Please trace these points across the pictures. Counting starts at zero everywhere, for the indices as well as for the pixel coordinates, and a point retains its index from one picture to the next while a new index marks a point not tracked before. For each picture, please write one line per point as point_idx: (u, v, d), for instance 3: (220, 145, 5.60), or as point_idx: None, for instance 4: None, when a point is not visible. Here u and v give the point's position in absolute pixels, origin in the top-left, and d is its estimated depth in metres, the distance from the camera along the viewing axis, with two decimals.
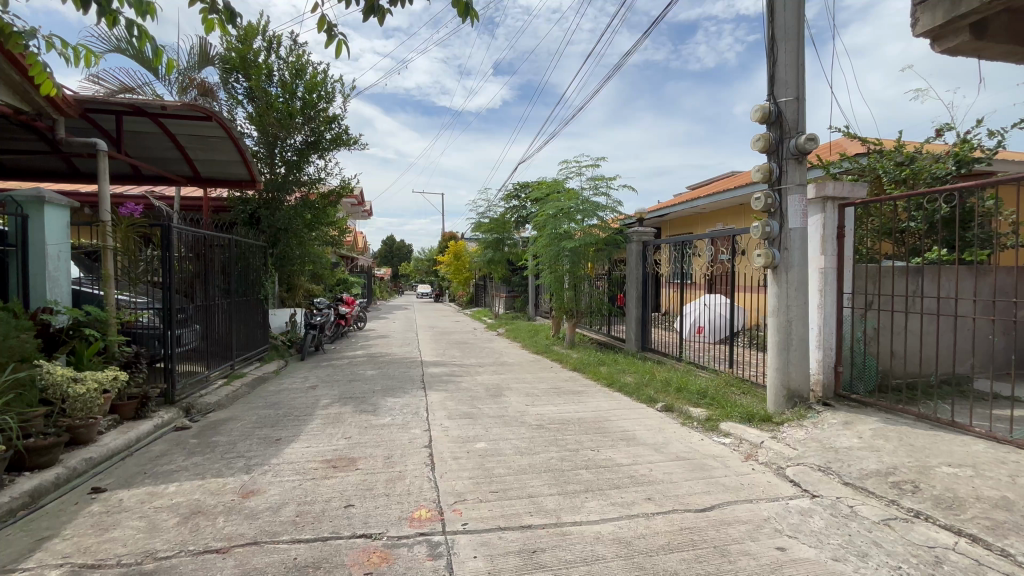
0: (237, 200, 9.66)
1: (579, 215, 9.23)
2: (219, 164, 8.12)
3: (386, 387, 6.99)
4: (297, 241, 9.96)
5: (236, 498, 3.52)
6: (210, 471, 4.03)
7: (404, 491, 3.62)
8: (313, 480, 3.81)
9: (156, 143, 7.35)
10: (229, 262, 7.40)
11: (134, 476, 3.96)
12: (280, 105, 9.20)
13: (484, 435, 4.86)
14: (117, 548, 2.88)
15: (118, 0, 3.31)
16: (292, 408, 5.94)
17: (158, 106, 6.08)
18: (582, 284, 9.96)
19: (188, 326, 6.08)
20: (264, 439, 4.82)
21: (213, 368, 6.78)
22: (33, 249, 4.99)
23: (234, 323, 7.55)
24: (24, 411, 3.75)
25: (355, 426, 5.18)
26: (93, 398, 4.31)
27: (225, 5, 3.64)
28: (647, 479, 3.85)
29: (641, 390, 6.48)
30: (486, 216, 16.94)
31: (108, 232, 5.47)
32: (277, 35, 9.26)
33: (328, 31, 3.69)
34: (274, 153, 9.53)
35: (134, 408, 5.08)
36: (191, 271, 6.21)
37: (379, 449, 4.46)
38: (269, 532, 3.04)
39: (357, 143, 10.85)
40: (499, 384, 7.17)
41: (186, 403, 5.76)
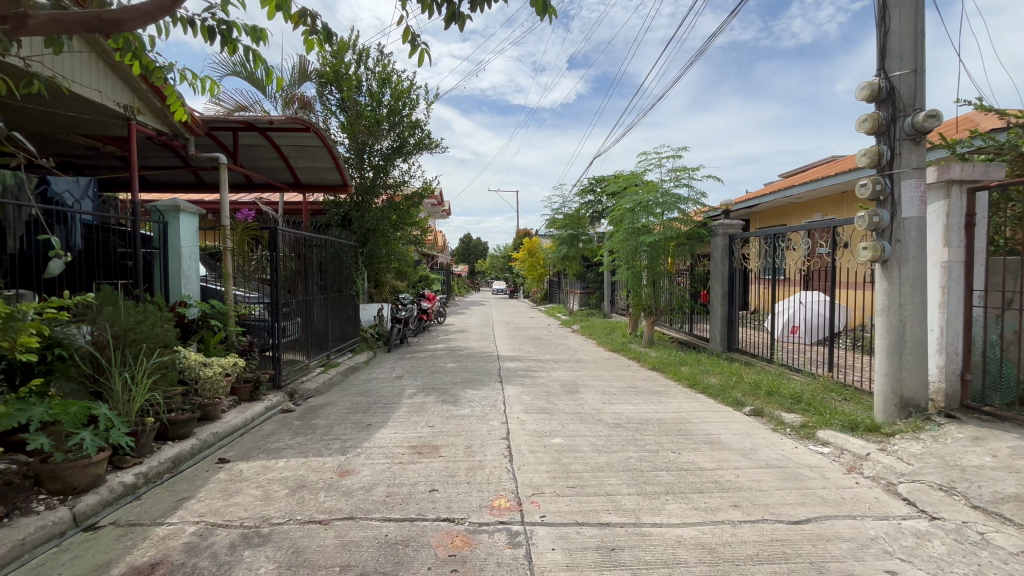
0: (331, 203, 10.46)
1: (658, 208, 8.92)
2: (316, 171, 8.87)
3: (466, 379, 7.28)
4: (384, 240, 10.66)
5: (334, 476, 3.87)
6: (312, 450, 4.46)
7: (484, 479, 3.76)
8: (401, 464, 4.08)
9: (265, 155, 8.18)
10: (326, 261, 8.08)
11: (251, 450, 4.50)
12: (369, 113, 9.85)
13: (561, 431, 4.90)
14: (240, 511, 3.30)
15: (237, 29, 3.76)
16: (381, 396, 6.39)
17: (267, 121, 6.79)
18: (661, 281, 9.65)
19: (291, 319, 6.74)
20: (357, 424, 5.23)
21: (312, 357, 7.47)
22: (172, 251, 5.83)
23: (330, 316, 8.24)
24: (168, 389, 4.44)
25: (438, 416, 5.45)
26: (218, 380, 4.98)
27: (324, 25, 4.00)
28: (734, 485, 3.66)
29: (727, 392, 6.14)
30: (561, 212, 16.83)
31: (227, 235, 6.23)
32: (366, 48, 9.90)
33: (412, 41, 3.91)
34: (363, 159, 10.22)
35: (249, 390, 5.75)
36: (293, 269, 6.87)
37: (460, 439, 4.66)
38: (364, 509, 3.31)
39: (438, 146, 11.36)
40: (575, 381, 7.16)
41: (291, 388, 6.41)
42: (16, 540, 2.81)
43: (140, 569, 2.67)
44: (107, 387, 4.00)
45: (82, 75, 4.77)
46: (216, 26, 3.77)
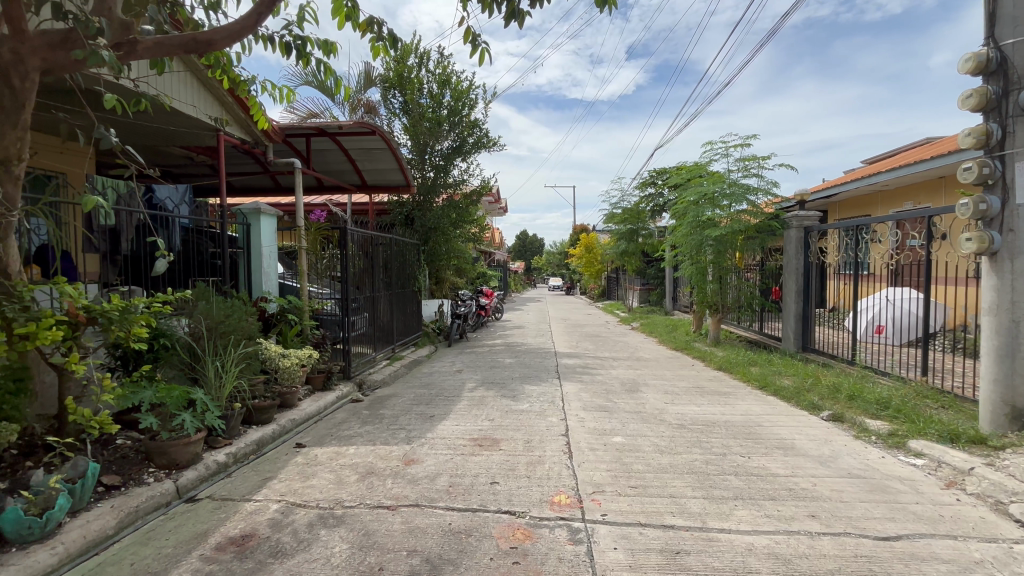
0: (395, 203, 10.86)
1: (725, 200, 8.49)
2: (381, 172, 9.27)
3: (525, 375, 7.33)
4: (445, 238, 10.96)
5: (400, 464, 4.05)
6: (379, 438, 4.69)
7: (544, 475, 3.78)
8: (463, 455, 4.19)
9: (335, 159, 8.65)
10: (390, 259, 8.42)
11: (324, 436, 4.80)
12: (430, 114, 10.15)
13: (622, 430, 4.81)
14: (316, 493, 3.53)
15: (310, 42, 4.01)
16: (443, 389, 6.59)
17: (337, 126, 7.18)
18: (728, 277, 9.19)
19: (359, 313, 7.09)
20: (420, 415, 5.43)
21: (379, 350, 7.83)
22: (254, 251, 6.31)
23: (394, 311, 8.60)
24: (253, 377, 4.83)
25: (497, 410, 5.54)
26: (295, 370, 5.35)
27: (389, 32, 4.18)
28: (811, 494, 3.42)
29: (803, 395, 5.74)
30: (619, 206, 16.44)
31: (302, 235, 6.67)
32: (427, 51, 10.19)
33: (473, 41, 4.03)
34: (424, 159, 10.55)
35: (322, 380, 6.12)
36: (361, 267, 7.22)
37: (520, 433, 4.71)
38: (428, 497, 3.44)
39: (497, 144, 11.52)
40: (635, 379, 7.00)
41: (359, 379, 6.76)
42: (132, 507, 3.17)
43: (231, 540, 2.94)
44: (201, 375, 4.42)
45: (180, 93, 5.27)
46: (292, 41, 4.04)
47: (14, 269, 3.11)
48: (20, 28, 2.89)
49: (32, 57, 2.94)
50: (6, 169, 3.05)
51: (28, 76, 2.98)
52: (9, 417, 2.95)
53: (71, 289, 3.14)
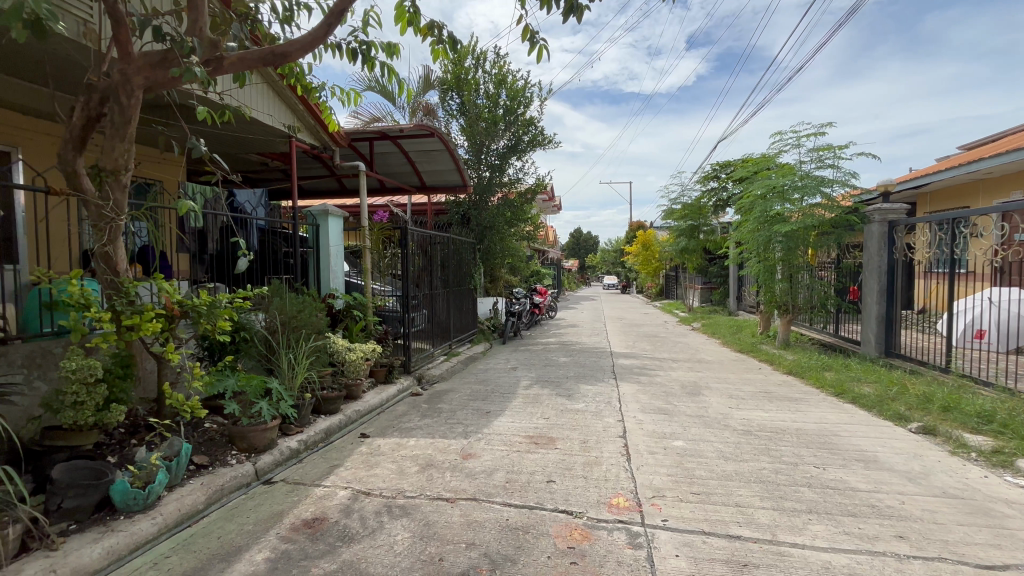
0: (451, 203, 11.08)
1: (796, 194, 7.95)
2: (439, 173, 9.50)
3: (580, 374, 7.26)
4: (500, 237, 11.10)
5: (458, 458, 4.14)
6: (438, 432, 4.82)
7: (602, 476, 3.72)
8: (519, 452, 4.21)
9: (396, 162, 8.97)
10: (448, 257, 8.62)
11: (386, 428, 5.00)
12: (486, 114, 10.28)
13: (682, 434, 4.64)
14: (380, 482, 3.69)
15: (375, 47, 4.19)
16: (498, 386, 6.67)
17: (398, 129, 7.44)
18: (799, 276, 8.62)
19: (418, 310, 7.32)
20: (477, 410, 5.52)
21: (437, 346, 8.05)
22: (322, 250, 6.68)
23: (451, 309, 8.80)
24: (321, 369, 5.12)
25: (553, 408, 5.53)
26: (360, 363, 5.61)
27: (449, 34, 4.30)
28: (897, 512, 3.14)
29: (886, 404, 5.27)
30: (679, 202, 15.82)
31: (366, 235, 6.98)
32: (483, 52, 10.32)
33: (531, 38, 4.07)
34: (480, 158, 10.69)
35: (384, 373, 6.38)
36: (420, 265, 7.45)
37: (576, 433, 4.67)
38: (486, 492, 3.49)
39: (551, 142, 11.49)
40: (697, 382, 6.72)
41: (418, 373, 6.99)
42: (218, 485, 3.46)
43: (304, 522, 3.13)
44: (276, 366, 4.73)
45: (259, 104, 5.67)
46: (358, 47, 4.22)
47: (122, 267, 3.48)
48: (127, 51, 3.21)
49: (136, 76, 3.24)
50: (117, 178, 3.42)
51: (134, 94, 3.30)
52: (118, 399, 3.29)
53: (167, 285, 3.48)
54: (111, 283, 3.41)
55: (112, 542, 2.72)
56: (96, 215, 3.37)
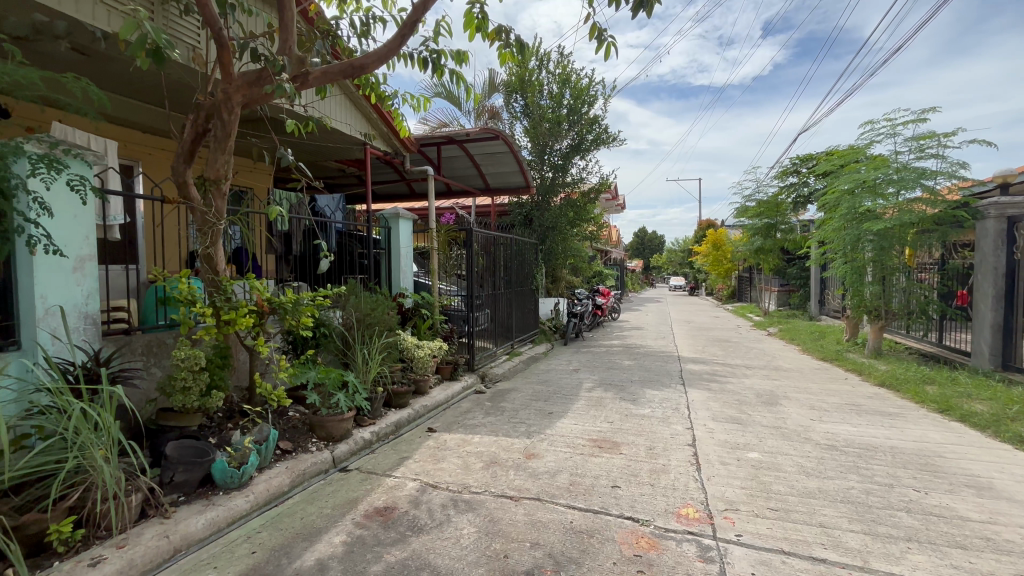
0: (514, 205, 11.16)
1: (890, 188, 7.23)
2: (503, 175, 9.62)
3: (645, 378, 7.05)
4: (562, 237, 11.08)
5: (522, 457, 4.17)
6: (501, 430, 4.89)
7: (670, 484, 3.60)
8: (583, 455, 4.17)
9: (462, 166, 9.20)
10: (511, 257, 8.71)
11: (452, 423, 5.15)
12: (551, 115, 10.28)
13: (758, 445, 4.38)
14: (446, 476, 3.81)
15: (444, 54, 4.33)
16: (560, 387, 6.64)
17: (464, 134, 7.64)
18: (894, 278, 7.83)
19: (482, 310, 7.46)
20: (539, 411, 5.54)
21: (499, 346, 8.16)
22: (393, 251, 7.00)
23: (513, 309, 8.88)
24: (392, 365, 5.37)
25: (617, 412, 5.42)
26: (427, 360, 5.81)
27: (516, 38, 4.37)
28: (1017, 548, 2.77)
29: (1002, 425, 4.66)
30: (754, 199, 14.91)
31: (433, 236, 7.23)
32: (548, 53, 10.33)
33: (598, 36, 4.05)
34: (543, 159, 10.71)
35: (450, 370, 6.57)
36: (484, 265, 7.59)
37: (642, 439, 4.55)
38: (549, 493, 3.49)
39: (616, 140, 11.28)
40: (773, 391, 6.31)
41: (482, 372, 7.12)
42: (301, 469, 3.73)
43: (376, 510, 3.30)
44: (351, 360, 5.03)
45: (338, 114, 6.06)
46: (428, 56, 4.39)
47: (221, 267, 3.84)
48: (229, 72, 3.54)
49: (236, 94, 3.57)
50: (218, 186, 3.78)
51: (233, 110, 3.63)
52: (218, 387, 3.64)
53: (258, 284, 3.81)
54: (213, 281, 3.78)
55: (213, 514, 3.02)
56: (201, 220, 3.76)
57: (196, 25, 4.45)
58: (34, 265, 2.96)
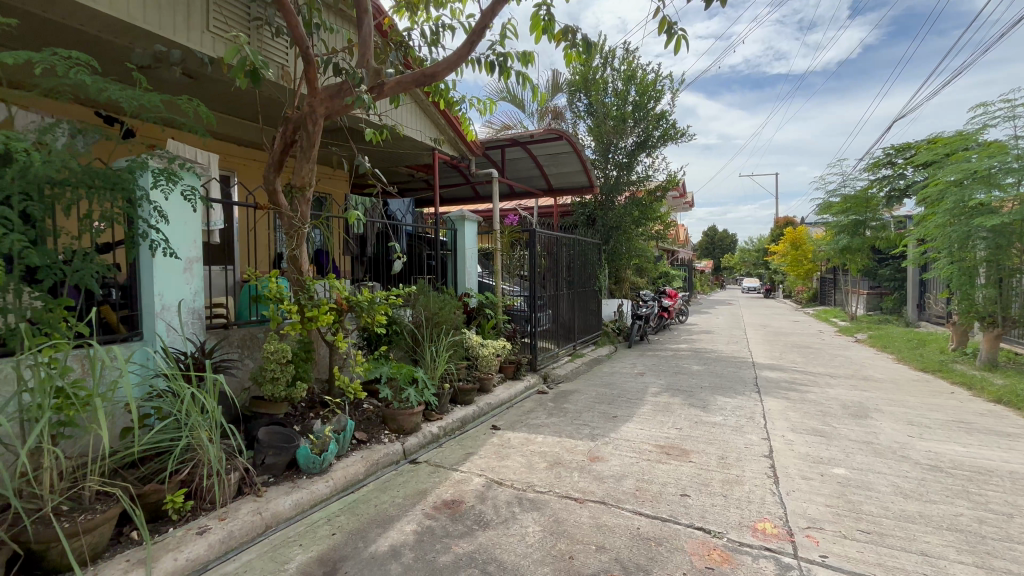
0: (577, 205, 11.06)
1: (1008, 178, 6.38)
2: (566, 175, 9.57)
3: (716, 385, 6.71)
4: (627, 237, 10.83)
5: (586, 459, 4.14)
6: (565, 431, 4.87)
7: (744, 497, 3.41)
8: (650, 461, 4.06)
9: (525, 167, 9.26)
10: (574, 258, 8.65)
11: (516, 422, 5.21)
12: (615, 112, 10.08)
13: (845, 460, 4.04)
14: (511, 473, 3.87)
15: (511, 57, 4.40)
16: (625, 390, 6.49)
17: (529, 135, 7.70)
18: (1014, 280, 6.93)
19: (545, 310, 7.47)
20: (603, 414, 5.45)
21: (561, 346, 8.13)
22: (459, 252, 7.19)
23: (576, 310, 8.82)
24: (458, 363, 5.53)
25: (686, 418, 5.22)
26: (491, 358, 5.92)
27: (583, 37, 4.36)
28: None
29: None
30: (840, 193, 13.74)
31: (497, 237, 7.36)
32: (612, 49, 10.15)
33: (668, 30, 3.95)
34: (608, 158, 10.53)
35: (513, 369, 6.64)
36: (547, 266, 7.60)
37: (713, 447, 4.35)
38: (615, 497, 3.43)
39: (684, 135, 10.86)
40: (862, 403, 5.78)
41: (544, 372, 7.14)
42: (375, 459, 3.94)
43: (444, 502, 3.41)
44: (420, 357, 5.24)
45: (409, 121, 6.33)
46: (495, 59, 4.47)
47: (305, 267, 4.15)
48: (314, 87, 3.83)
49: (320, 107, 3.85)
50: (303, 194, 4.09)
51: (316, 122, 3.91)
52: (303, 378, 3.95)
53: (338, 284, 4.07)
54: (297, 281, 4.09)
55: (298, 496, 3.28)
56: (287, 225, 4.08)
57: (285, 45, 4.85)
58: (155, 266, 3.38)
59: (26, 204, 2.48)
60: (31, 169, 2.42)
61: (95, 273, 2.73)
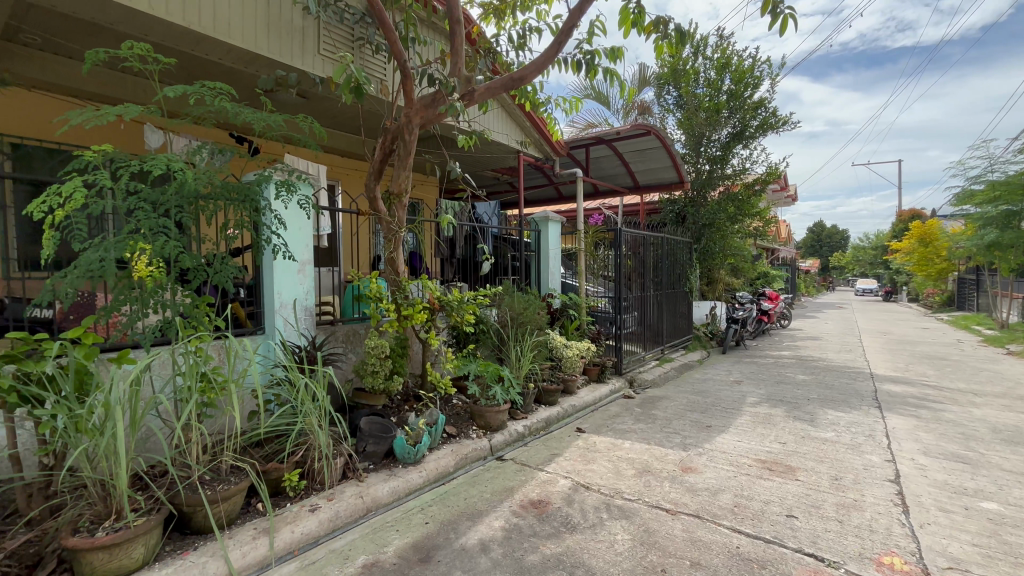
0: (666, 202, 10.61)
1: None
2: (653, 172, 9.21)
3: (826, 397, 6.06)
4: (720, 235, 10.16)
5: (677, 469, 3.94)
6: (653, 439, 4.68)
7: (864, 525, 3.03)
8: (750, 476, 3.77)
9: (610, 165, 9.06)
10: (661, 258, 8.29)
11: (601, 426, 5.11)
12: (708, 103, 9.51)
13: (996, 494, 3.44)
14: (597, 478, 3.80)
15: (599, 54, 4.33)
16: (720, 399, 6.09)
17: (614, 132, 7.52)
18: None
19: (630, 312, 7.24)
20: (696, 422, 5.16)
21: (648, 350, 7.84)
22: (542, 253, 7.22)
23: (664, 312, 8.44)
24: (542, 363, 5.55)
25: (791, 432, 4.77)
26: (576, 360, 5.86)
27: (677, 27, 4.16)
28: None
29: None
30: (985, 180, 11.76)
31: (581, 238, 7.30)
32: (704, 37, 9.59)
33: (773, 9, 3.65)
34: (699, 151, 9.96)
35: (597, 372, 6.51)
36: (633, 266, 7.37)
37: (825, 466, 3.93)
38: (710, 512, 3.23)
39: (787, 122, 9.96)
40: (1020, 427, 4.88)
41: (630, 376, 6.93)
42: (464, 454, 4.09)
43: (531, 502, 3.44)
44: (506, 357, 5.34)
45: (497, 126, 6.49)
46: (583, 58, 4.43)
47: (401, 268, 4.41)
48: (411, 98, 4.06)
49: (415, 118, 4.07)
50: (399, 200, 4.35)
51: (412, 131, 4.14)
52: (399, 372, 4.21)
53: (431, 284, 4.28)
54: (394, 281, 4.36)
55: (395, 484, 3.49)
56: (386, 229, 4.37)
57: (383, 60, 5.20)
58: (276, 268, 3.79)
59: (180, 216, 2.90)
60: (185, 185, 2.83)
61: (230, 275, 3.11)
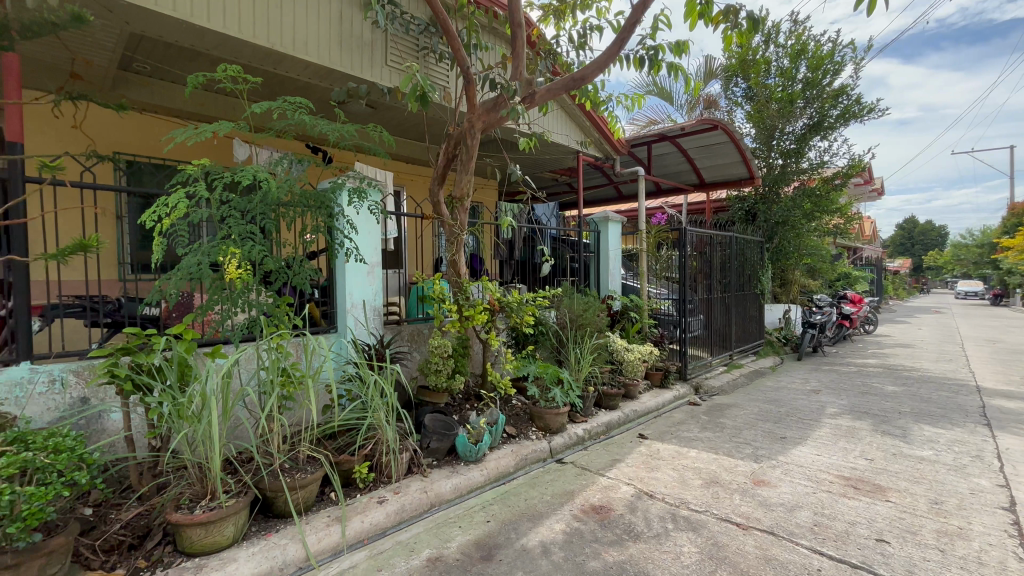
0: (734, 199, 10.08)
1: None
2: (720, 168, 8.78)
3: (922, 411, 5.47)
4: (795, 233, 9.50)
5: (749, 482, 3.72)
6: (722, 448, 4.45)
7: (970, 556, 2.71)
8: (831, 494, 3.48)
9: (673, 162, 8.74)
10: (729, 258, 7.87)
11: (665, 433, 4.93)
12: (780, 93, 8.92)
13: None
14: (662, 487, 3.67)
15: (663, 48, 4.20)
16: (796, 409, 5.68)
17: (679, 128, 7.25)
18: None
19: (695, 315, 6.94)
20: (769, 433, 4.85)
21: (715, 355, 7.46)
22: (602, 254, 7.10)
23: (732, 316, 8.01)
24: (602, 366, 5.45)
25: (879, 448, 4.36)
26: (638, 363, 5.70)
27: (748, 14, 3.94)
28: None
29: None
30: None
31: (643, 238, 7.10)
32: (776, 24, 9.03)
33: None
34: (771, 145, 9.38)
35: (660, 377, 6.30)
36: (698, 267, 7.05)
37: (921, 488, 3.55)
38: (787, 529, 3.02)
39: (873, 109, 9.14)
40: None
41: (695, 382, 6.63)
42: (524, 454, 4.09)
43: (592, 507, 3.38)
44: (566, 358, 5.29)
45: (559, 129, 6.51)
46: (645, 54, 4.31)
47: (462, 270, 4.50)
48: (473, 103, 4.14)
49: (476, 123, 4.14)
50: (461, 203, 4.45)
51: (473, 135, 4.22)
52: (461, 372, 4.30)
53: (491, 285, 4.34)
54: (456, 282, 4.46)
55: (458, 481, 3.56)
56: (449, 232, 4.48)
57: (446, 68, 5.35)
58: (347, 270, 4.00)
59: (264, 222, 3.15)
60: (268, 194, 3.06)
61: (307, 276, 3.32)
